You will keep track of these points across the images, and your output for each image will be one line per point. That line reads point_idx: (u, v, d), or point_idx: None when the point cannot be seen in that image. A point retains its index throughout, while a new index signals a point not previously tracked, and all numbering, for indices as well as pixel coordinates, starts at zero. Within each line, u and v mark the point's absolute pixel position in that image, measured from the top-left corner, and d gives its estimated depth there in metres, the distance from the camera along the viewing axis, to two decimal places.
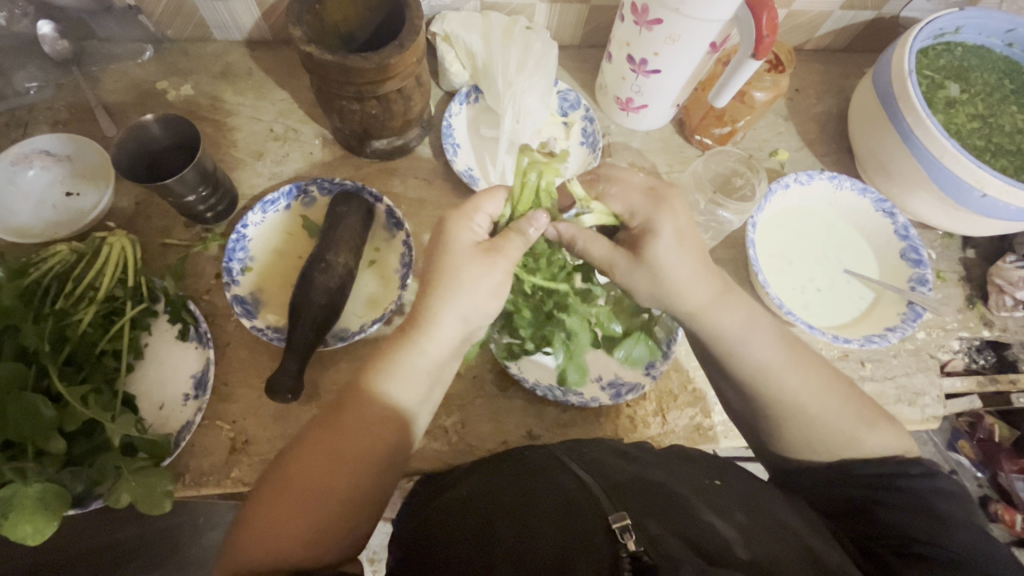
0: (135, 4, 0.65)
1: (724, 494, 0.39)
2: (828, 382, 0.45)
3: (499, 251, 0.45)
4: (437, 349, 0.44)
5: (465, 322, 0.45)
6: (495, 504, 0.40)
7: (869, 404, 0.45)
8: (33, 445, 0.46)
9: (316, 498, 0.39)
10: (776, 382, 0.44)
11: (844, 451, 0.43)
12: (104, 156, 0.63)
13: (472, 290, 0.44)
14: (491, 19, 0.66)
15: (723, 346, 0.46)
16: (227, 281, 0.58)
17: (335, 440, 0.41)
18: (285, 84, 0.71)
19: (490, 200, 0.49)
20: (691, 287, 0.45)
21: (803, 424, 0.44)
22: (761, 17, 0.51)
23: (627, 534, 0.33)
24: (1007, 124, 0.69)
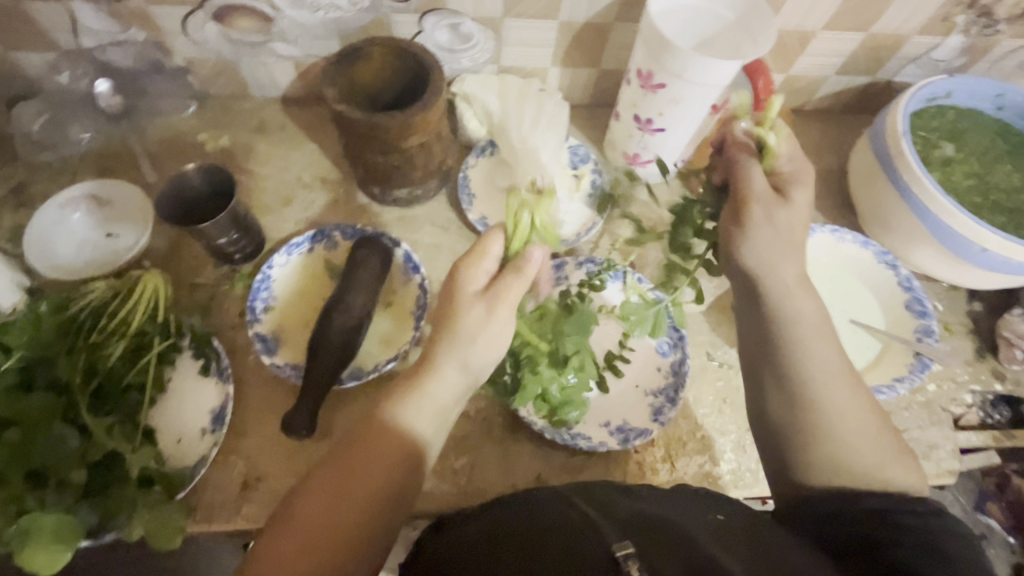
0: (184, 66, 0.72)
1: (733, 531, 0.39)
2: (870, 412, 0.47)
3: (497, 298, 0.49)
4: (440, 391, 0.48)
5: (466, 370, 0.49)
6: (505, 533, 0.40)
7: (900, 442, 0.46)
8: (54, 475, 0.47)
9: (336, 511, 0.43)
10: (829, 383, 0.46)
11: (869, 476, 0.44)
12: (144, 201, 0.68)
13: (472, 339, 0.48)
14: (507, 81, 0.72)
15: (793, 335, 0.48)
16: (251, 319, 0.61)
17: (359, 460, 0.45)
18: (314, 137, 0.76)
19: (494, 243, 0.52)
20: (782, 262, 0.49)
21: (837, 435, 0.45)
22: (757, 83, 0.59)
23: (629, 562, 0.34)
24: (1003, 182, 0.71)
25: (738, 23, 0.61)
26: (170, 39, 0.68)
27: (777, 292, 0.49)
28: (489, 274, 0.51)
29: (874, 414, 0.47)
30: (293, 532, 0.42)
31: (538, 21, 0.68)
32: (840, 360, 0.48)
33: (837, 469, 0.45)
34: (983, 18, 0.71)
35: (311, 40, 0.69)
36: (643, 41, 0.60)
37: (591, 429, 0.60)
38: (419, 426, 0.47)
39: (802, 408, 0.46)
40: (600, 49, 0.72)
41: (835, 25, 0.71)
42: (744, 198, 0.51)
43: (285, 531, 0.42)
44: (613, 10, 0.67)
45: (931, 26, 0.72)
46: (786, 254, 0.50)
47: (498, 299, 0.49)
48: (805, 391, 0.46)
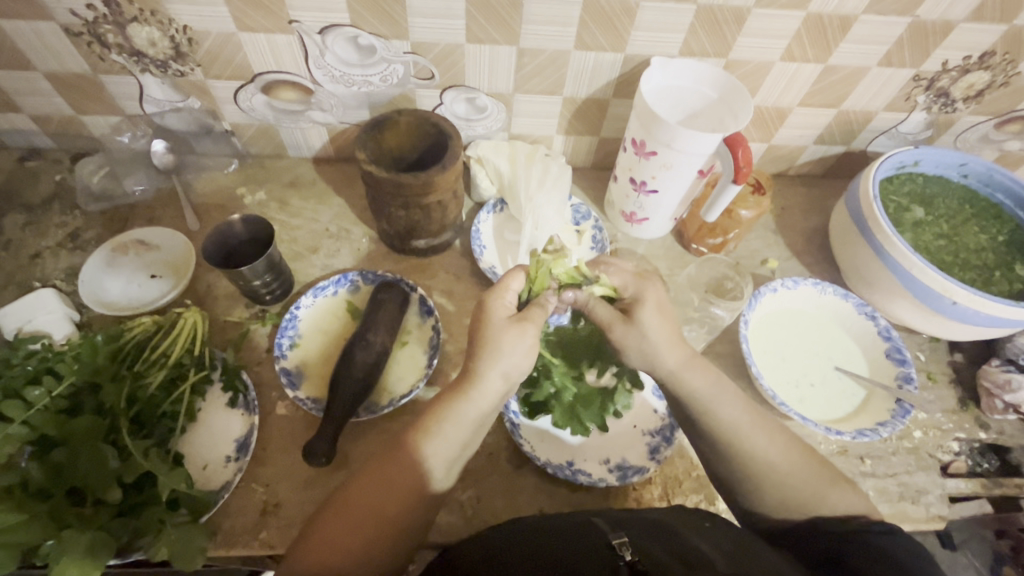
0: (231, 129, 0.81)
1: (719, 532, 0.44)
2: (798, 448, 0.52)
3: (529, 319, 0.53)
4: (482, 400, 0.52)
5: (506, 379, 0.52)
6: (508, 540, 0.45)
7: (832, 469, 0.52)
8: (92, 493, 0.51)
9: (365, 520, 0.48)
10: (747, 439, 0.51)
11: (812, 509, 0.49)
12: (188, 247, 0.75)
13: (511, 352, 0.52)
14: (516, 147, 0.81)
15: (698, 408, 0.53)
16: (277, 354, 0.66)
17: (386, 475, 0.50)
18: (341, 193, 0.85)
19: (516, 278, 0.57)
20: (660, 357, 0.54)
21: (775, 480, 0.50)
22: (737, 153, 0.63)
23: (625, 548, 0.41)
24: (971, 242, 0.78)
25: (721, 101, 0.70)
26: (221, 108, 0.78)
27: (668, 378, 0.54)
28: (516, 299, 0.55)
29: (801, 447, 0.53)
30: (327, 540, 0.47)
31: (545, 96, 0.77)
32: (752, 411, 0.53)
33: (781, 507, 0.50)
34: (941, 98, 0.80)
35: (344, 109, 0.78)
36: (636, 115, 0.69)
37: (591, 466, 0.64)
38: (452, 441, 0.51)
39: (734, 462, 0.52)
40: (600, 120, 0.81)
41: (809, 102, 0.80)
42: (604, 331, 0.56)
43: (311, 543, 0.46)
44: (611, 88, 0.76)
45: (896, 103, 0.80)
46: (664, 345, 0.54)
47: (528, 319, 0.54)
48: (737, 446, 0.51)
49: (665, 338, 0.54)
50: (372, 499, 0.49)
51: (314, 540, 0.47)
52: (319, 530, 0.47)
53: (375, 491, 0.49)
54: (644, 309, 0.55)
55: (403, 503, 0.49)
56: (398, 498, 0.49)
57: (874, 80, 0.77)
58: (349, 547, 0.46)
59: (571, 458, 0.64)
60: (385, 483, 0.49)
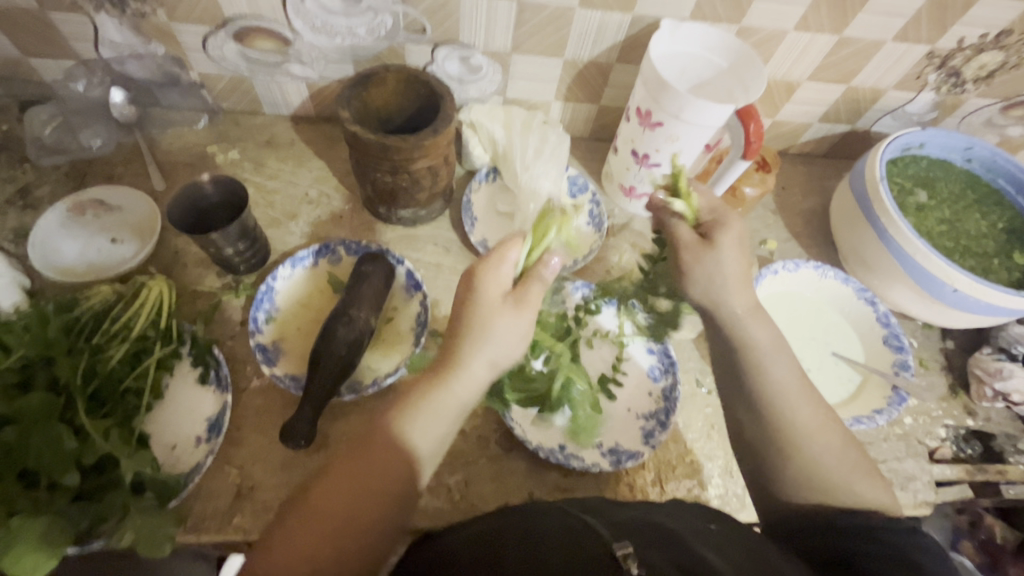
0: (200, 80, 0.74)
1: (724, 537, 0.42)
2: (837, 427, 0.50)
3: (525, 301, 0.50)
4: (468, 388, 0.49)
5: (494, 366, 0.49)
6: (507, 535, 0.43)
7: (865, 455, 0.50)
8: (47, 476, 0.46)
9: (342, 519, 0.43)
10: (793, 409, 0.49)
11: (835, 496, 0.47)
12: (152, 208, 0.69)
13: (502, 336, 0.49)
14: (512, 112, 0.75)
15: (752, 360, 0.51)
16: (252, 329, 0.61)
17: (358, 471, 0.45)
18: (322, 155, 0.79)
19: (513, 248, 0.52)
20: (728, 298, 0.52)
21: (812, 455, 0.48)
22: (749, 127, 0.60)
23: (629, 560, 0.37)
24: (972, 229, 0.76)
25: (731, 70, 0.66)
26: (189, 56, 0.70)
27: (729, 322, 0.52)
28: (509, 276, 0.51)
29: (839, 427, 0.50)
30: (297, 543, 0.42)
31: (544, 58, 0.72)
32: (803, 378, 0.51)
33: (804, 490, 0.48)
34: (952, 78, 0.77)
35: (326, 63, 0.72)
36: (644, 82, 0.64)
37: (584, 450, 0.61)
38: (434, 429, 0.47)
39: (771, 420, 0.50)
40: (600, 86, 0.76)
41: (820, 76, 0.76)
42: (676, 250, 0.54)
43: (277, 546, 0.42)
44: (615, 53, 0.71)
45: (906, 82, 0.77)
46: (734, 286, 0.52)
47: (524, 301, 0.50)
48: (776, 414, 0.49)
49: (738, 279, 0.52)
50: (345, 494, 0.44)
51: (282, 544, 0.42)
52: (288, 532, 0.43)
53: (349, 483, 0.44)
54: (726, 234, 0.54)
55: (381, 499, 0.45)
56: (375, 491, 0.44)
57: (889, 55, 0.73)
58: (323, 552, 0.42)
59: (564, 442, 0.62)
60: (358, 478, 0.44)
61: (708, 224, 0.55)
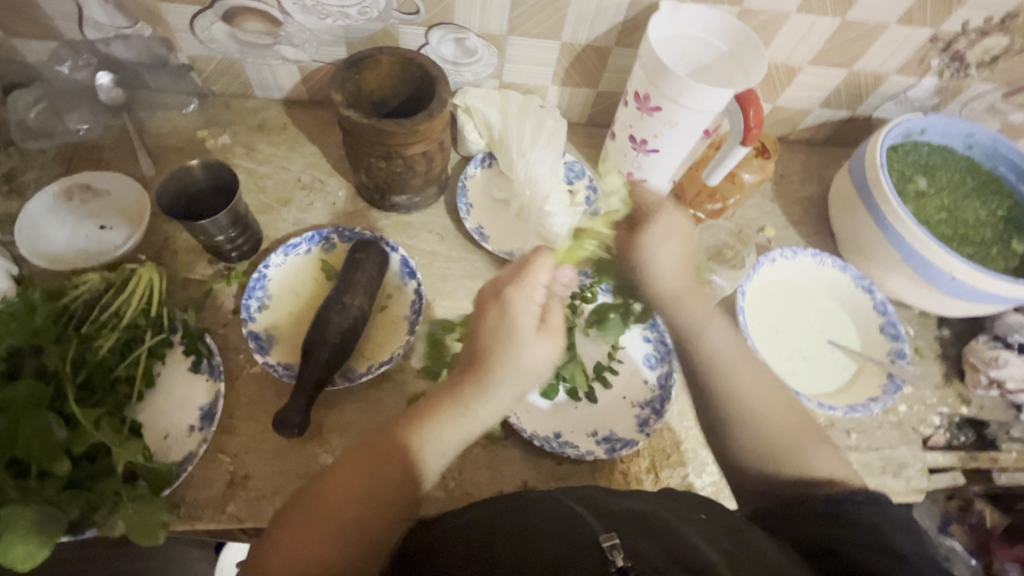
0: (189, 62, 0.72)
1: (716, 526, 0.42)
2: (784, 400, 0.54)
3: (554, 329, 0.49)
4: (488, 414, 0.48)
5: (518, 394, 0.49)
6: (494, 525, 0.43)
7: (815, 429, 0.52)
8: (37, 465, 0.46)
9: (348, 534, 0.43)
10: (732, 374, 0.54)
11: (790, 462, 0.49)
12: (141, 194, 0.68)
13: (530, 366, 0.48)
14: (508, 96, 0.74)
15: (691, 333, 0.57)
16: (245, 317, 0.61)
17: (371, 486, 0.44)
18: (314, 140, 0.77)
19: (545, 272, 0.50)
20: (661, 279, 0.59)
21: (760, 418, 0.52)
22: (749, 112, 0.58)
23: (616, 551, 0.37)
24: (971, 217, 0.76)
25: (731, 54, 0.64)
26: (176, 37, 0.68)
27: (663, 302, 0.59)
28: (542, 302, 0.50)
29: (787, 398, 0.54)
30: (301, 550, 0.41)
31: (541, 40, 0.70)
32: (743, 347, 0.56)
33: (756, 457, 0.51)
34: (955, 63, 0.75)
35: (318, 45, 0.70)
36: (642, 65, 0.63)
37: (579, 438, 0.61)
38: (447, 451, 0.47)
39: (717, 393, 0.54)
40: (598, 71, 0.75)
41: (821, 61, 0.75)
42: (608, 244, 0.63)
43: (279, 549, 0.41)
44: (613, 36, 0.70)
45: (909, 67, 0.76)
46: (670, 271, 0.58)
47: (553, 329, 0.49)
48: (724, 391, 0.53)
49: (671, 264, 0.58)
50: (354, 507, 0.43)
51: (280, 553, 0.41)
52: (290, 539, 0.42)
53: (361, 499, 0.44)
54: (657, 230, 0.60)
55: (391, 514, 0.44)
56: (384, 507, 0.44)
57: (891, 39, 0.72)
58: (325, 558, 0.41)
59: (558, 430, 0.62)
60: (370, 495, 0.44)
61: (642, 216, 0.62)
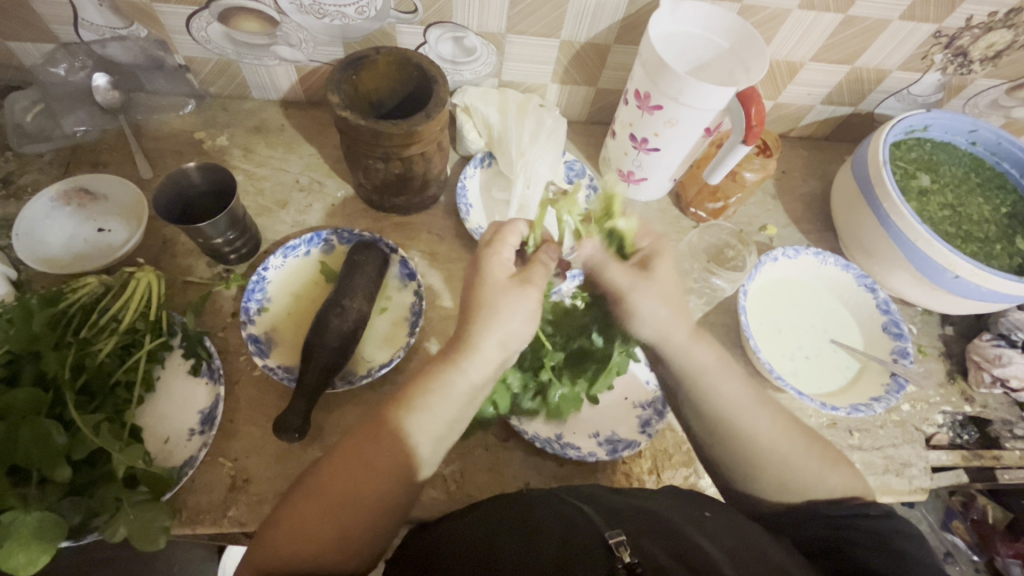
0: (186, 63, 0.72)
1: (720, 525, 0.42)
2: (797, 429, 0.50)
3: (529, 281, 0.48)
4: (477, 371, 0.47)
5: (504, 347, 0.48)
6: (497, 524, 0.43)
7: (831, 447, 0.50)
8: (38, 471, 0.46)
9: (346, 505, 0.43)
10: (750, 420, 0.49)
11: (812, 492, 0.47)
12: (139, 197, 0.68)
13: (509, 317, 0.47)
14: (507, 96, 0.73)
15: (700, 388, 0.50)
16: (244, 320, 0.60)
17: (363, 455, 0.45)
18: (313, 141, 0.77)
19: (514, 232, 0.51)
20: (669, 330, 0.51)
21: (778, 462, 0.48)
22: (750, 110, 0.58)
23: (622, 549, 0.37)
24: (975, 214, 0.75)
25: (732, 51, 0.64)
26: (172, 38, 0.68)
27: (672, 354, 0.51)
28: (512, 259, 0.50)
29: (799, 427, 0.50)
30: (298, 522, 0.42)
31: (539, 39, 0.70)
32: (753, 390, 0.51)
33: (777, 489, 0.48)
34: (959, 58, 0.75)
35: (315, 45, 0.70)
36: (642, 63, 0.62)
37: (581, 440, 0.61)
38: (439, 414, 0.46)
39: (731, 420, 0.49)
40: (598, 69, 0.74)
41: (823, 57, 0.74)
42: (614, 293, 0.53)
43: (279, 528, 0.42)
44: (613, 33, 0.69)
45: (911, 62, 0.75)
46: (675, 317, 0.51)
47: (529, 280, 0.49)
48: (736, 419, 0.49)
49: (673, 305, 0.51)
50: (347, 480, 0.44)
51: (284, 524, 0.43)
52: (291, 513, 0.43)
53: (355, 468, 0.44)
54: (661, 264, 0.52)
55: (385, 483, 0.44)
56: (378, 477, 0.44)
57: (893, 35, 0.71)
58: (324, 533, 0.42)
59: (560, 432, 0.61)
60: (361, 464, 0.44)
61: (645, 253, 0.53)
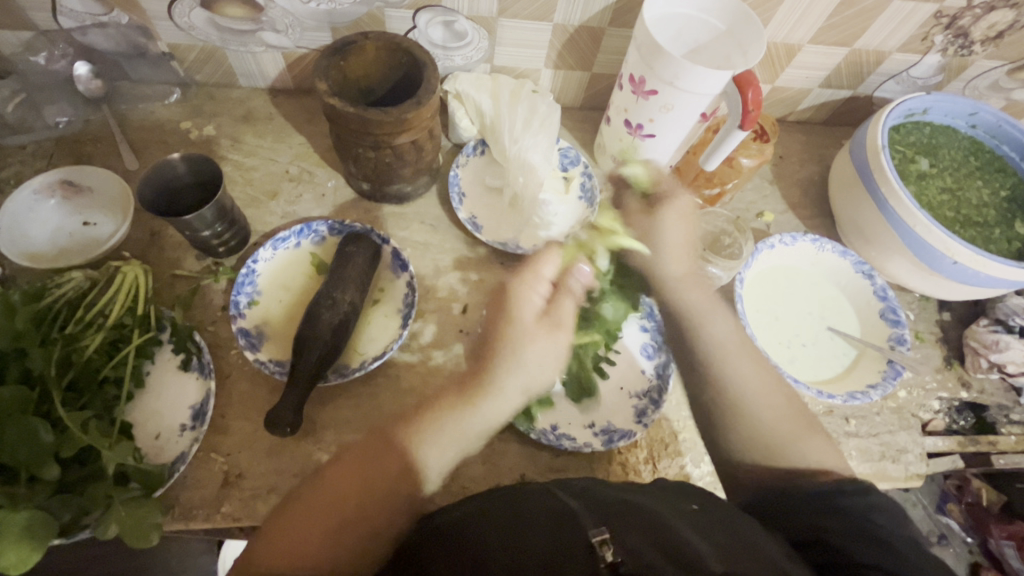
0: (169, 51, 0.70)
1: (708, 518, 0.41)
2: (783, 410, 0.53)
3: (560, 324, 0.52)
4: (500, 412, 0.49)
5: (526, 393, 0.50)
6: (487, 519, 0.43)
7: (808, 419, 0.53)
8: (26, 471, 0.46)
9: (354, 503, 0.43)
10: (733, 365, 0.56)
11: (788, 454, 0.50)
12: (125, 189, 0.67)
13: (535, 362, 0.50)
14: (499, 81, 0.72)
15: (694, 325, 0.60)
16: (234, 313, 0.59)
17: (387, 456, 0.46)
18: (302, 130, 0.75)
19: (547, 265, 0.54)
20: None
21: (755, 421, 0.52)
22: (747, 94, 0.56)
23: (605, 548, 0.37)
24: (974, 198, 0.74)
25: (729, 33, 0.62)
26: (154, 24, 0.66)
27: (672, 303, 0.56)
28: (545, 294, 0.53)
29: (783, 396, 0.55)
30: (309, 507, 0.43)
31: (532, 22, 0.68)
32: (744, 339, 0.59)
33: (759, 457, 0.51)
34: (959, 39, 0.73)
35: (302, 31, 0.68)
36: (636, 47, 0.61)
37: (576, 430, 0.61)
38: (462, 446, 0.48)
39: None
40: (592, 53, 0.73)
41: (822, 39, 0.73)
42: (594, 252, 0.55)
43: (287, 517, 0.42)
44: (607, 16, 0.67)
45: (911, 44, 0.74)
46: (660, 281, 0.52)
47: (559, 325, 0.52)
48: (718, 375, 0.56)
49: None
50: (365, 475, 0.44)
51: (291, 521, 0.42)
52: (299, 509, 0.43)
53: (376, 466, 0.45)
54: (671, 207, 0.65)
55: (400, 487, 0.45)
56: (395, 476, 0.45)
57: (893, 15, 0.70)
58: (332, 524, 0.42)
59: (555, 423, 0.61)
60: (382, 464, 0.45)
61: None
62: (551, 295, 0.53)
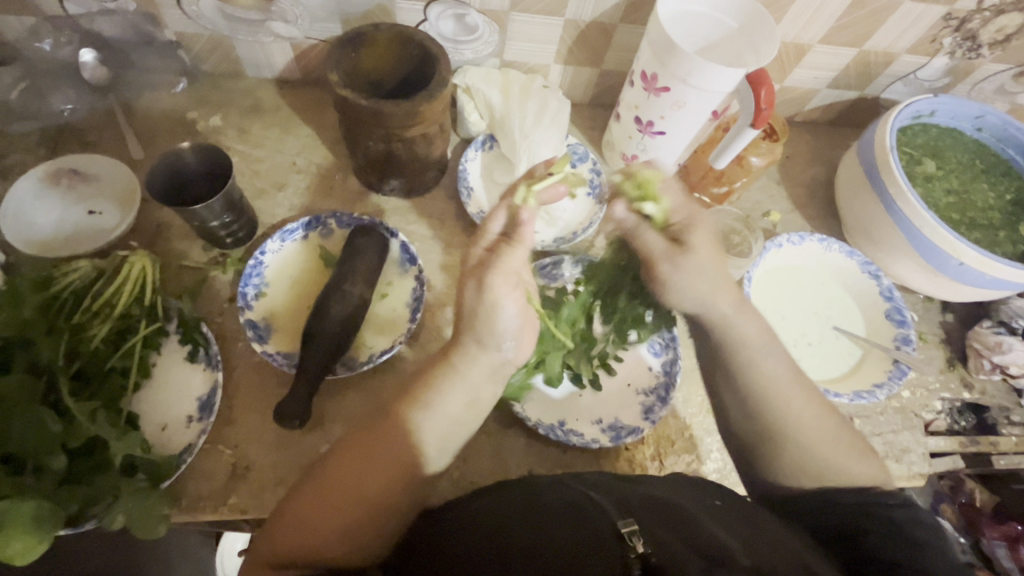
0: (177, 39, 0.69)
1: (730, 513, 0.41)
2: (830, 415, 0.48)
3: (496, 266, 0.47)
4: (475, 372, 0.47)
5: (489, 345, 0.47)
6: (506, 516, 0.42)
7: (858, 437, 0.48)
8: (33, 460, 0.45)
9: (348, 498, 0.42)
10: (781, 402, 0.48)
11: (834, 478, 0.46)
12: (131, 178, 0.66)
13: (490, 314, 0.46)
14: (510, 76, 0.72)
15: (738, 360, 0.49)
16: (242, 305, 0.59)
17: (367, 447, 0.44)
18: (309, 122, 0.75)
19: (495, 219, 0.51)
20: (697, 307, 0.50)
21: (805, 446, 0.47)
22: (759, 93, 0.56)
23: (635, 538, 0.36)
24: (980, 201, 0.75)
25: (742, 31, 0.62)
26: (162, 12, 0.65)
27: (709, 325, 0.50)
28: (489, 243, 0.49)
29: (835, 415, 0.49)
30: (302, 512, 0.42)
31: (543, 17, 0.68)
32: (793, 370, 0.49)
33: (797, 474, 0.47)
34: (967, 42, 0.74)
35: (312, 21, 0.67)
36: (649, 43, 0.61)
37: (584, 427, 0.61)
38: (446, 411, 0.46)
39: (749, 403, 0.49)
40: (603, 48, 0.73)
41: (832, 39, 0.73)
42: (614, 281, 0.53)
43: (283, 519, 0.42)
44: (620, 12, 0.67)
45: (920, 46, 0.74)
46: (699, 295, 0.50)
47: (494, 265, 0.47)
48: (767, 404, 0.48)
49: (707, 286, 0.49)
50: (351, 475, 0.43)
51: (289, 514, 0.42)
52: (298, 501, 0.42)
53: (357, 460, 0.43)
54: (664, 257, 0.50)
55: (387, 475, 0.43)
56: (382, 467, 0.43)
57: (904, 17, 0.70)
58: (327, 526, 0.41)
59: (563, 419, 0.61)
60: (365, 457, 0.44)
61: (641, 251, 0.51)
62: (494, 245, 0.49)
